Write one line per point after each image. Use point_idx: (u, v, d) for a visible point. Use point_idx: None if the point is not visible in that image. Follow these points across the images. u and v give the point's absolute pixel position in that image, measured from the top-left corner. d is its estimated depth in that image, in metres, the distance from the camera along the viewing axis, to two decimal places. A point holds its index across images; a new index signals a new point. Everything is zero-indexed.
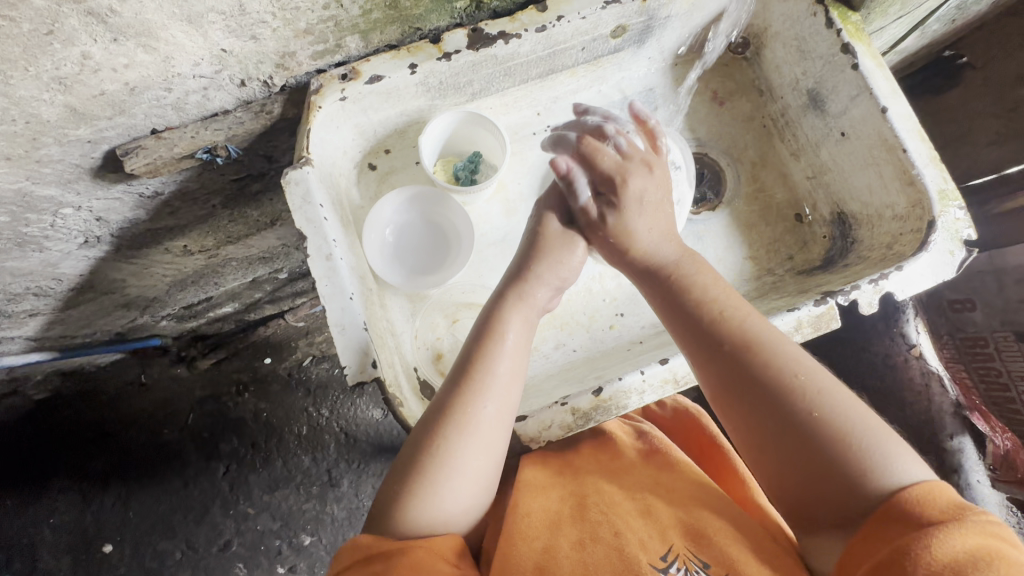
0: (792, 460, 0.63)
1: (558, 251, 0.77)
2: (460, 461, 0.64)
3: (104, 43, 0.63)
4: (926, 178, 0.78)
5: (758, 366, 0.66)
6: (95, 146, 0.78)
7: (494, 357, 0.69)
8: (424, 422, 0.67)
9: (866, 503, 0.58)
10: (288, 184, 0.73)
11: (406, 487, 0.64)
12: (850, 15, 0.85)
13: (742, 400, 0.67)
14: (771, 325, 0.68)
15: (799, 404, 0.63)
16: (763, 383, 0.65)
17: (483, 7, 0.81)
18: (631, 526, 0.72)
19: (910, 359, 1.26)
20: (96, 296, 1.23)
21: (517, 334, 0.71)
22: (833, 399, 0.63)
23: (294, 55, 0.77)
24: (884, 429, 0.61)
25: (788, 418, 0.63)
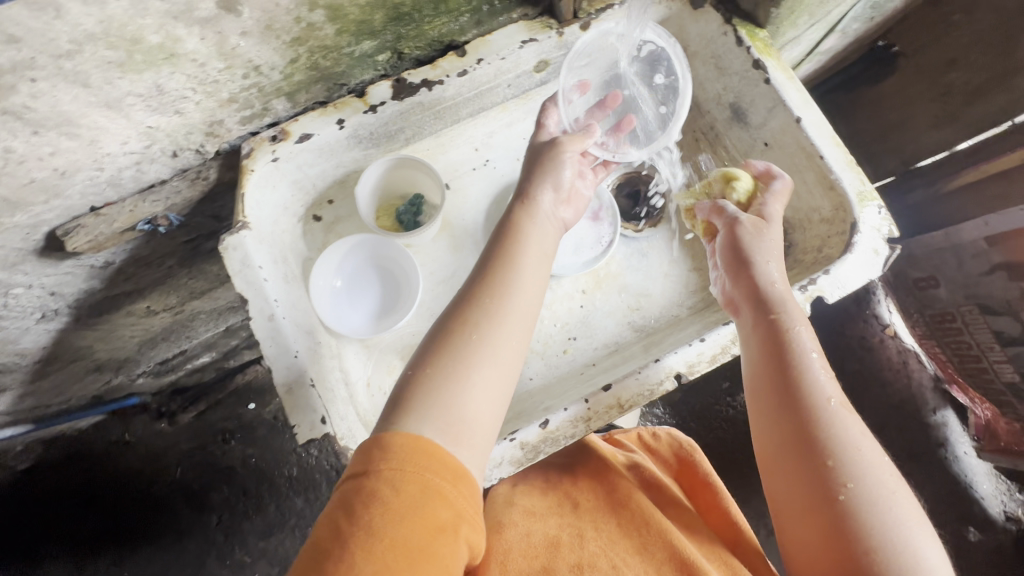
0: (812, 505, 0.61)
1: (540, 177, 0.76)
2: (482, 364, 0.61)
3: (25, 136, 0.64)
4: (844, 182, 0.82)
5: (805, 413, 0.64)
6: (34, 229, 0.79)
7: (519, 251, 0.69)
8: (449, 313, 0.65)
9: None
10: (226, 250, 0.74)
11: (423, 365, 0.61)
12: (758, 31, 0.89)
13: (778, 432, 0.66)
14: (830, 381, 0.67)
15: (839, 460, 0.61)
16: (804, 426, 0.64)
17: (404, 57, 0.83)
18: (628, 563, 0.74)
19: (887, 339, 1.41)
20: (64, 365, 1.23)
21: (538, 238, 0.72)
22: (876, 478, 0.60)
23: (222, 122, 0.78)
24: (915, 530, 0.58)
25: (823, 464, 0.61)
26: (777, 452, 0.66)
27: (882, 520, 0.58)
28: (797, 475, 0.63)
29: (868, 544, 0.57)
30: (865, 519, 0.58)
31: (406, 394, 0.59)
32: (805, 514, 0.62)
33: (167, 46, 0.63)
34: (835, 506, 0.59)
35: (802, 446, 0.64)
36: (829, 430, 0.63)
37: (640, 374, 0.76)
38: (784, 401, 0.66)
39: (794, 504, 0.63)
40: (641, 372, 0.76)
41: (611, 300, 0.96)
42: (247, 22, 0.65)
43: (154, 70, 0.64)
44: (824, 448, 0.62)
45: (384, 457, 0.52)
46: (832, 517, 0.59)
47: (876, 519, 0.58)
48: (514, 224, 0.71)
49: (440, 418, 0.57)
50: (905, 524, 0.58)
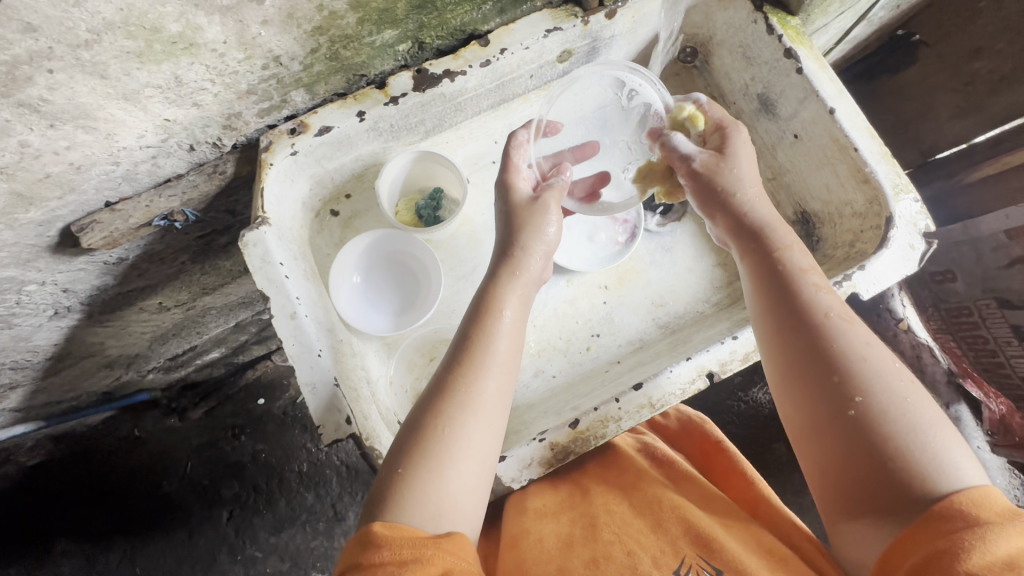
0: (826, 426, 0.60)
1: (534, 220, 0.74)
2: (458, 451, 0.60)
3: (41, 130, 0.62)
4: (880, 175, 0.79)
5: (804, 332, 0.64)
6: (49, 225, 0.78)
7: (494, 331, 0.68)
8: (425, 398, 0.64)
9: (909, 497, 0.53)
10: (246, 246, 0.72)
11: (401, 464, 0.59)
12: (789, 19, 0.86)
13: (783, 358, 0.65)
14: (825, 294, 0.66)
15: (848, 371, 0.60)
16: (806, 344, 0.63)
17: (426, 47, 0.81)
18: (644, 545, 0.72)
19: (900, 333, 1.31)
20: (75, 361, 1.22)
21: (515, 308, 0.70)
22: (889, 381, 0.59)
23: (240, 115, 0.76)
24: (931, 426, 0.56)
25: (833, 381, 0.60)
26: (782, 374, 0.65)
27: (900, 424, 0.56)
28: (802, 396, 0.63)
29: (889, 452, 0.55)
30: (881, 428, 0.56)
31: (386, 496, 0.58)
32: (818, 435, 0.61)
33: (188, 35, 0.61)
34: (847, 419, 0.58)
35: (805, 364, 0.63)
36: (833, 343, 0.62)
37: (670, 374, 0.74)
38: (784, 326, 0.66)
39: (806, 428, 0.62)
40: (671, 371, 0.74)
41: (634, 296, 0.94)
42: (269, 10, 0.63)
43: (173, 60, 0.62)
44: (829, 362, 0.61)
45: (375, 541, 0.54)
46: (847, 432, 0.58)
47: (895, 425, 0.56)
48: (493, 293, 0.70)
49: (422, 513, 0.57)
50: (921, 422, 0.56)
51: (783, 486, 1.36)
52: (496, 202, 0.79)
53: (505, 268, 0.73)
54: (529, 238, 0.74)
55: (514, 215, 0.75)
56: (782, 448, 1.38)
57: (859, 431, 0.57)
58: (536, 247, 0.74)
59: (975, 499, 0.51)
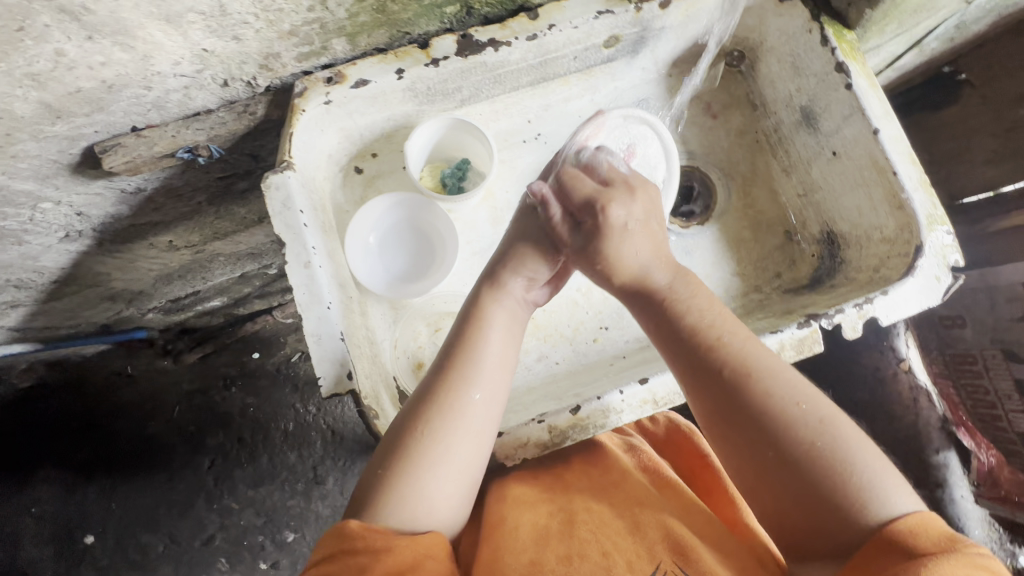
0: (762, 478, 0.63)
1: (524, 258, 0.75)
2: (438, 460, 0.62)
3: (79, 40, 0.61)
4: (915, 202, 0.77)
5: (717, 391, 0.66)
6: (72, 142, 0.77)
7: (479, 340, 0.68)
8: (410, 405, 0.65)
9: (852, 536, 0.57)
10: (269, 188, 0.71)
11: (382, 469, 0.61)
12: (845, 32, 0.83)
13: (707, 417, 0.67)
14: (729, 339, 0.68)
15: (767, 423, 0.62)
16: (721, 405, 0.65)
17: (473, 12, 0.79)
18: (620, 546, 0.71)
19: (900, 373, 1.27)
20: (80, 288, 1.21)
21: (501, 321, 0.70)
22: (808, 416, 0.62)
23: (279, 56, 0.75)
24: (864, 464, 0.60)
25: (755, 433, 0.63)
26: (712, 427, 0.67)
27: (827, 468, 0.60)
28: (743, 461, 0.65)
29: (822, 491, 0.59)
30: (805, 470, 0.60)
31: (368, 498, 0.60)
32: (756, 489, 0.64)
33: None
34: (781, 468, 0.62)
35: (731, 424, 0.65)
36: (750, 391, 0.64)
37: None
38: (701, 391, 0.67)
39: (748, 484, 0.65)
40: None
41: None
42: None
43: None
44: (759, 423, 0.63)
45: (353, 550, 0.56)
46: (779, 482, 0.62)
47: (820, 465, 0.60)
48: (478, 309, 0.70)
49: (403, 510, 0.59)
50: (858, 463, 0.60)
51: None
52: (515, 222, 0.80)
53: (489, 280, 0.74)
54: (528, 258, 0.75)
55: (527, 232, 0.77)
56: None
57: (800, 487, 0.60)
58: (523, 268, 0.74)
59: (913, 528, 0.55)
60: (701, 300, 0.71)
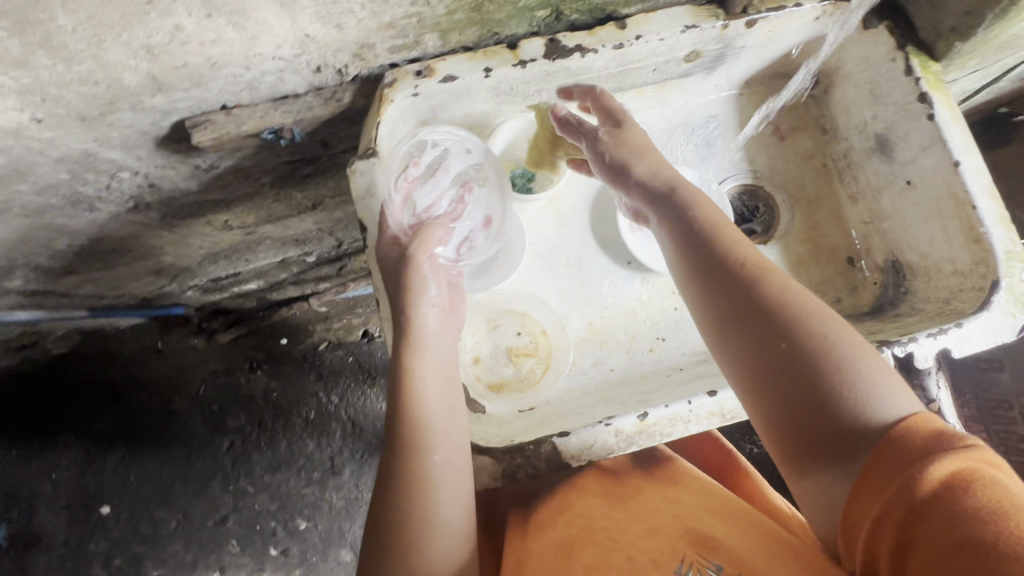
0: (769, 381, 0.64)
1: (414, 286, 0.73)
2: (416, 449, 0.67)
3: (198, 17, 0.63)
4: (993, 238, 0.77)
5: (734, 284, 0.68)
6: (165, 115, 0.79)
7: (416, 370, 0.70)
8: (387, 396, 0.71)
9: (855, 437, 0.57)
10: (354, 173, 0.74)
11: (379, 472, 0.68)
12: (931, 64, 0.82)
13: (716, 319, 0.70)
14: (742, 244, 0.71)
15: (773, 317, 0.65)
16: (737, 300, 0.68)
17: (562, 18, 0.81)
18: (642, 546, 0.71)
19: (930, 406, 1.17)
20: (132, 259, 1.23)
21: (432, 344, 0.72)
22: (815, 313, 0.64)
23: (373, 47, 0.77)
24: (860, 362, 0.61)
25: (766, 329, 0.65)
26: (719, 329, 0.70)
27: (826, 365, 0.61)
28: (745, 363, 0.66)
29: (826, 390, 0.60)
30: (805, 365, 0.62)
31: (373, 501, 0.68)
32: (757, 388, 0.65)
33: None
34: (782, 360, 0.63)
35: (739, 320, 0.67)
36: (760, 286, 0.67)
37: None
38: (716, 291, 0.70)
39: (752, 384, 0.66)
40: None
41: None
42: None
43: None
44: (767, 319, 0.65)
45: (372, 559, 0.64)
46: (785, 382, 0.63)
47: (828, 363, 0.61)
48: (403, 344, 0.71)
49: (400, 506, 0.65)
50: (853, 360, 0.61)
51: None
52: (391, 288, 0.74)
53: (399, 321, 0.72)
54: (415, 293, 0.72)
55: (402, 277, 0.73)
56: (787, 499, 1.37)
57: (801, 381, 0.62)
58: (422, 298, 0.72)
59: (911, 424, 0.55)
60: (722, 213, 0.75)
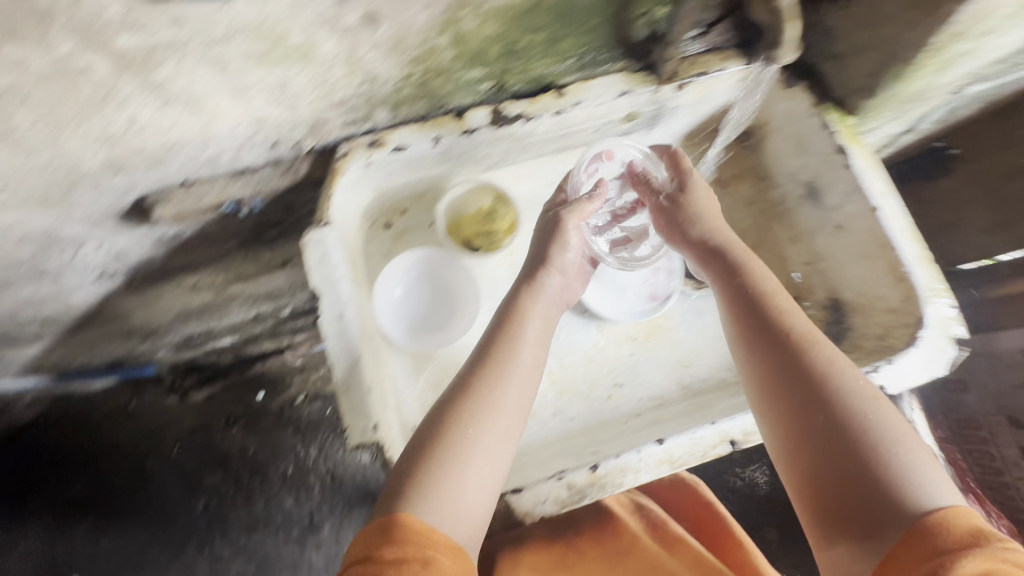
0: (811, 442, 0.64)
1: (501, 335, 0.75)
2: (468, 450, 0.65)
3: (152, 107, 0.67)
4: (916, 277, 0.82)
5: (784, 346, 0.70)
6: (126, 193, 0.82)
7: (468, 420, 0.67)
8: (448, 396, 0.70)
9: (893, 518, 0.56)
10: (308, 244, 0.76)
11: (417, 456, 0.65)
12: (846, 118, 0.89)
13: (765, 376, 0.71)
14: (796, 313, 0.73)
15: (818, 384, 0.66)
16: (785, 359, 0.69)
17: (505, 88, 0.86)
18: None
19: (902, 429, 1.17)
20: (104, 322, 1.25)
21: (503, 400, 0.69)
22: (869, 393, 0.65)
23: (326, 122, 0.81)
24: (908, 450, 0.60)
25: (807, 393, 0.66)
26: (765, 383, 0.70)
27: (871, 442, 0.61)
28: (791, 420, 0.67)
29: (867, 464, 0.59)
30: (847, 436, 0.62)
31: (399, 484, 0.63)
32: (798, 451, 0.65)
33: (306, 48, 0.65)
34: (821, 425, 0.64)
35: (788, 381, 0.68)
36: (808, 355, 0.68)
37: (693, 435, 0.74)
38: (765, 349, 0.72)
39: (795, 443, 0.66)
40: (693, 433, 0.74)
41: (662, 353, 0.96)
42: (381, 37, 0.68)
43: (286, 66, 0.67)
44: (816, 384, 0.66)
45: (381, 544, 0.56)
46: (826, 444, 0.62)
47: (870, 438, 0.61)
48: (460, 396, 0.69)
49: (431, 500, 0.61)
50: (900, 445, 0.60)
51: None
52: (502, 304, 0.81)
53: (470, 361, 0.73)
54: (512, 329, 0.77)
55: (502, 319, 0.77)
56: (772, 534, 1.37)
57: (842, 450, 0.61)
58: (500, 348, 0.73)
59: (952, 520, 0.54)
60: (774, 283, 0.77)
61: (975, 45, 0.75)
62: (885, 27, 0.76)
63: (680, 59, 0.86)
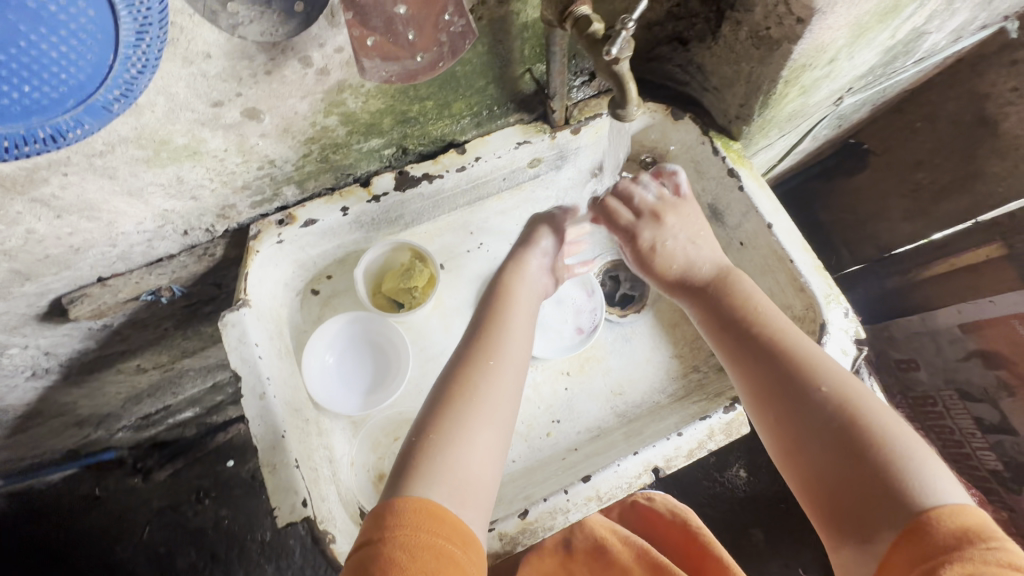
0: (809, 438, 0.64)
1: (494, 335, 0.73)
2: (481, 428, 0.63)
3: (48, 220, 0.69)
4: (812, 286, 0.87)
5: (767, 351, 0.72)
6: (40, 296, 0.82)
7: (469, 423, 0.62)
8: (444, 377, 0.68)
9: (890, 511, 0.55)
10: (225, 326, 0.78)
11: (426, 430, 0.62)
12: (732, 143, 0.95)
13: (756, 382, 0.72)
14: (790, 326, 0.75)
15: (803, 385, 0.67)
16: (771, 366, 0.71)
17: (409, 151, 0.91)
18: None
19: None
20: (46, 420, 1.21)
21: (493, 398, 0.66)
22: (851, 389, 0.65)
23: (234, 206, 0.84)
24: (903, 439, 0.59)
25: (796, 393, 0.67)
26: (759, 387, 0.71)
27: (863, 432, 0.60)
28: (787, 421, 0.67)
29: (858, 455, 0.59)
30: (838, 430, 0.62)
31: (410, 464, 0.59)
32: (798, 448, 0.65)
33: (192, 145, 0.68)
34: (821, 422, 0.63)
35: (781, 383, 0.69)
36: (791, 360, 0.70)
37: (617, 467, 0.76)
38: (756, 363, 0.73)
39: (793, 445, 0.65)
40: (617, 466, 0.76)
41: (594, 385, 0.98)
42: (267, 126, 0.71)
43: (176, 164, 0.70)
44: (808, 382, 0.67)
45: (395, 522, 0.52)
46: (824, 444, 0.62)
47: (860, 429, 0.60)
48: (451, 396, 0.65)
49: (446, 483, 0.57)
50: (895, 435, 0.60)
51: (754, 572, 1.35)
52: (480, 314, 0.79)
53: (474, 358, 0.69)
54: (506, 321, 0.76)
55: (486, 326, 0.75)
56: (758, 533, 1.39)
57: (836, 443, 0.61)
58: (490, 346, 0.71)
59: (949, 514, 0.52)
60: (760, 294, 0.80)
61: (828, 70, 0.83)
62: (744, 64, 0.82)
63: (572, 103, 0.94)
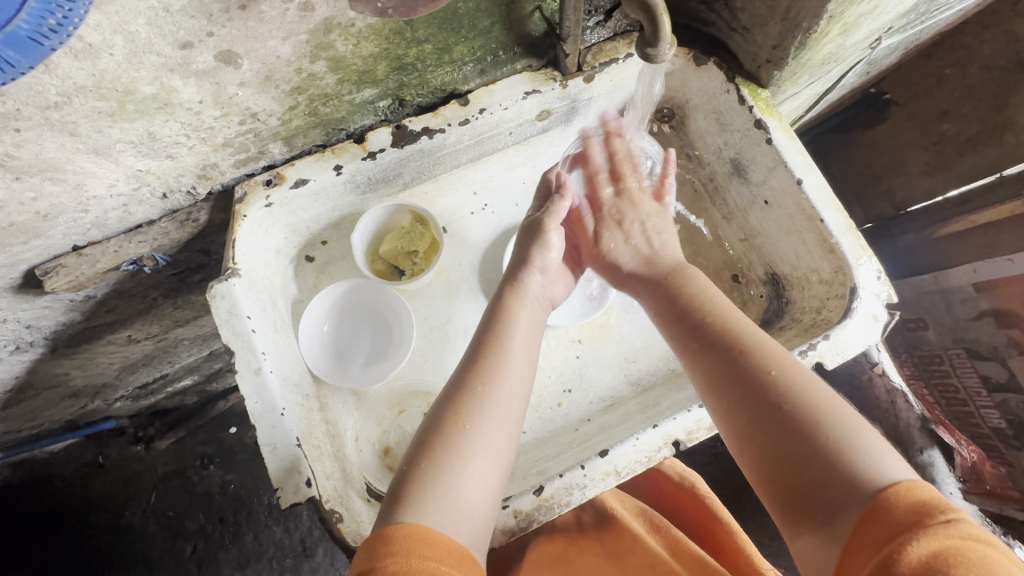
0: (755, 430, 0.56)
1: (490, 345, 0.66)
2: (478, 456, 0.57)
3: (6, 183, 0.61)
4: (844, 246, 0.80)
5: (708, 336, 0.64)
6: (11, 268, 0.75)
7: (458, 450, 0.57)
8: (438, 402, 0.62)
9: (849, 499, 0.48)
10: (214, 298, 0.72)
11: (417, 460, 0.58)
12: (760, 91, 0.87)
13: (701, 375, 0.63)
14: (726, 305, 0.68)
15: (746, 378, 0.59)
16: (713, 355, 0.63)
17: (406, 103, 0.82)
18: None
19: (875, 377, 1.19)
20: (39, 393, 1.14)
21: (494, 420, 0.60)
22: (788, 371, 0.57)
23: (217, 165, 0.76)
24: (856, 427, 0.52)
25: (741, 385, 0.59)
26: (703, 379, 0.63)
27: (815, 422, 0.53)
28: (736, 415, 0.59)
29: (809, 442, 0.52)
30: (788, 421, 0.54)
31: (402, 494, 0.55)
32: (744, 444, 0.57)
33: (162, 96, 0.61)
34: (775, 417, 0.55)
35: (724, 377, 0.61)
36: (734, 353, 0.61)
37: (636, 441, 0.73)
38: (695, 346, 0.65)
39: (739, 439, 0.58)
40: (636, 439, 0.73)
41: (608, 353, 0.94)
42: (246, 73, 0.63)
43: (146, 118, 0.62)
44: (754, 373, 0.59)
45: (386, 552, 0.49)
46: (770, 430, 0.55)
47: (806, 416, 0.53)
48: (441, 427, 0.59)
49: (438, 511, 0.53)
50: (841, 422, 0.52)
51: (762, 528, 1.35)
52: (480, 329, 0.70)
53: (471, 381, 0.62)
54: (514, 331, 0.68)
55: (489, 340, 0.67)
56: None
57: (783, 435, 0.54)
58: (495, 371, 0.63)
59: (910, 492, 0.46)
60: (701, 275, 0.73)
61: (872, 6, 0.75)
62: None
63: (585, 48, 0.84)
